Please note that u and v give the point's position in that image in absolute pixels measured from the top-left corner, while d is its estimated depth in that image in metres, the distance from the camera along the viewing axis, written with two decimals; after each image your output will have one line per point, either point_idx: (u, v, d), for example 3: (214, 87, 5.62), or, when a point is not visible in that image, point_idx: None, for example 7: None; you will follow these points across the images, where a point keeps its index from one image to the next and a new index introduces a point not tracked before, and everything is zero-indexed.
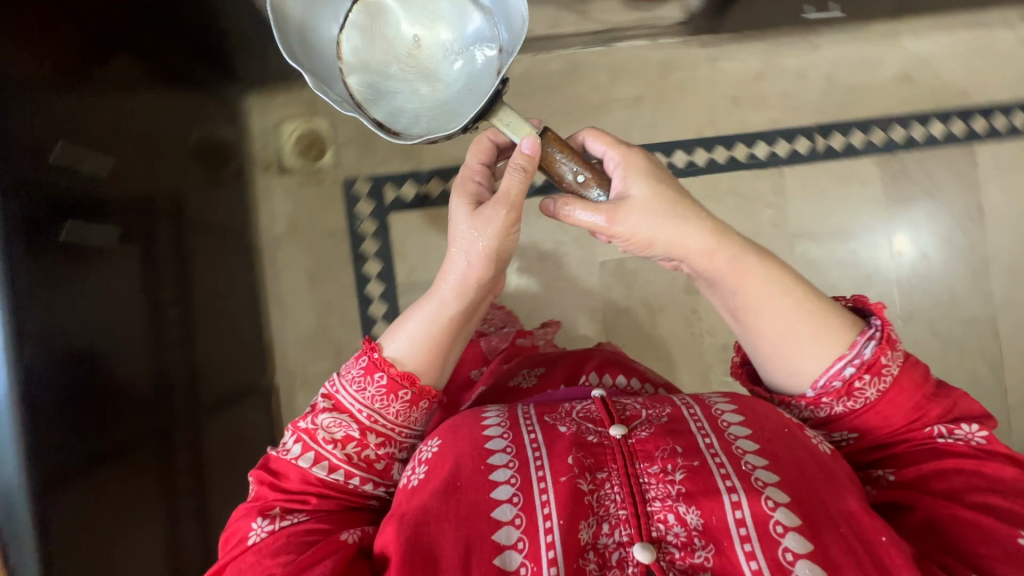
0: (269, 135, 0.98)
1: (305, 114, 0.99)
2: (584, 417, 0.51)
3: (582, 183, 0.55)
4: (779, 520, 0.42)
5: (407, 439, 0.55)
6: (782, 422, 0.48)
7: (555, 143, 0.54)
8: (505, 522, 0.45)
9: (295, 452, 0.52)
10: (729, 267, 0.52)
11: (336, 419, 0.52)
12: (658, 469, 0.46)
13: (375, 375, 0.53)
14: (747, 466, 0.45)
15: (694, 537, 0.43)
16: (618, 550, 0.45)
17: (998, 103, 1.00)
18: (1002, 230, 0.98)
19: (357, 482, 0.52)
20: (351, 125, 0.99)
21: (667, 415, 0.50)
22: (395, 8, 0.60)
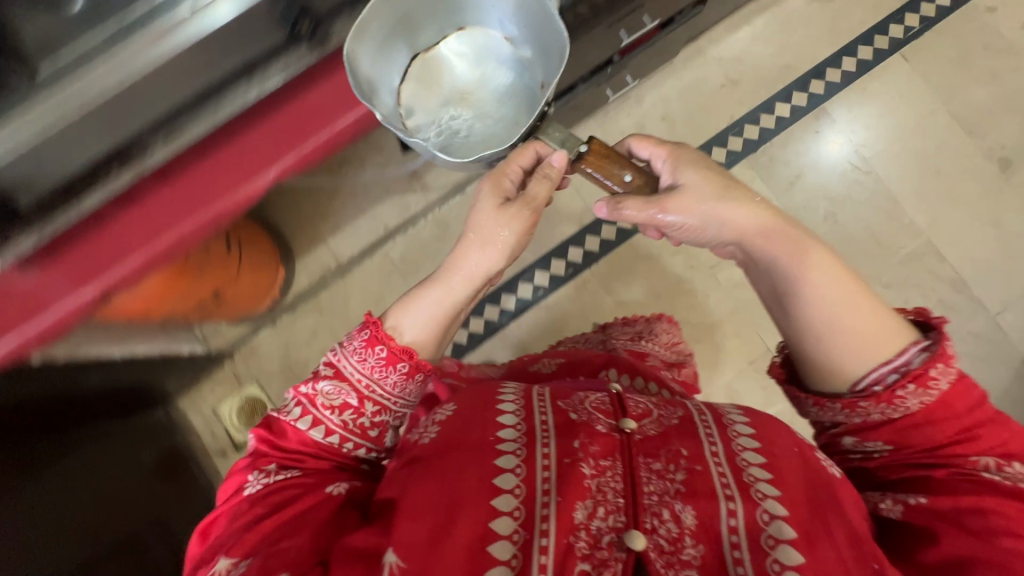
0: (212, 423, 1.10)
1: (234, 388, 1.11)
2: (596, 407, 0.52)
3: (628, 183, 0.57)
4: (773, 532, 0.42)
5: (401, 409, 0.58)
6: (794, 442, 0.47)
7: (597, 151, 0.55)
8: (506, 491, 0.46)
9: (294, 413, 0.55)
10: (789, 248, 0.52)
11: (336, 386, 0.55)
12: (660, 466, 0.47)
13: (376, 348, 0.56)
14: (749, 478, 0.44)
15: (686, 534, 0.43)
16: (610, 533, 0.44)
17: (820, 63, 1.22)
18: (883, 161, 1.19)
19: (351, 447, 0.56)
20: (277, 375, 1.12)
21: (678, 417, 0.51)
22: (443, 57, 0.64)
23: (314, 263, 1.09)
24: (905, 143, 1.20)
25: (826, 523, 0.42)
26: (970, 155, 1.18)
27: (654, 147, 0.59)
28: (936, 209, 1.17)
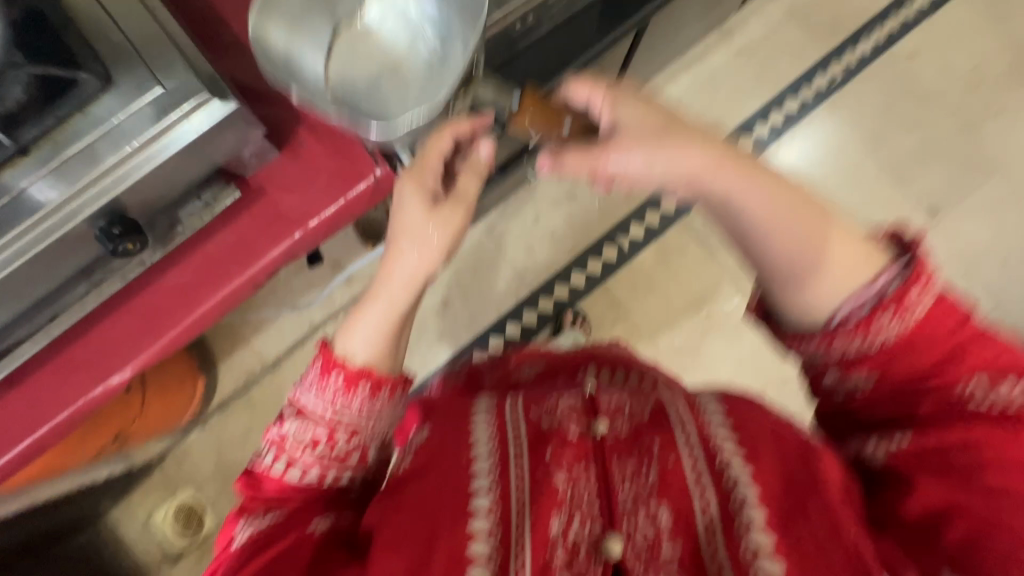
0: (146, 532, 1.06)
1: (167, 495, 1.07)
2: (568, 413, 0.52)
3: (568, 134, 0.50)
4: (748, 517, 0.40)
5: (376, 428, 0.55)
6: (765, 425, 0.47)
7: (525, 109, 0.49)
8: (480, 508, 0.44)
9: (268, 457, 0.53)
10: (737, 182, 0.45)
11: (302, 423, 0.53)
12: (634, 465, 0.46)
13: (331, 374, 0.53)
14: (722, 463, 0.44)
15: (663, 533, 0.42)
16: (589, 541, 0.43)
17: (772, 100, 1.22)
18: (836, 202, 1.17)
19: (333, 477, 0.54)
20: (212, 477, 1.08)
21: (651, 412, 0.50)
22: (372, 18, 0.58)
23: (239, 364, 1.09)
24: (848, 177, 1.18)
25: (802, 506, 0.40)
26: (898, 203, 1.18)
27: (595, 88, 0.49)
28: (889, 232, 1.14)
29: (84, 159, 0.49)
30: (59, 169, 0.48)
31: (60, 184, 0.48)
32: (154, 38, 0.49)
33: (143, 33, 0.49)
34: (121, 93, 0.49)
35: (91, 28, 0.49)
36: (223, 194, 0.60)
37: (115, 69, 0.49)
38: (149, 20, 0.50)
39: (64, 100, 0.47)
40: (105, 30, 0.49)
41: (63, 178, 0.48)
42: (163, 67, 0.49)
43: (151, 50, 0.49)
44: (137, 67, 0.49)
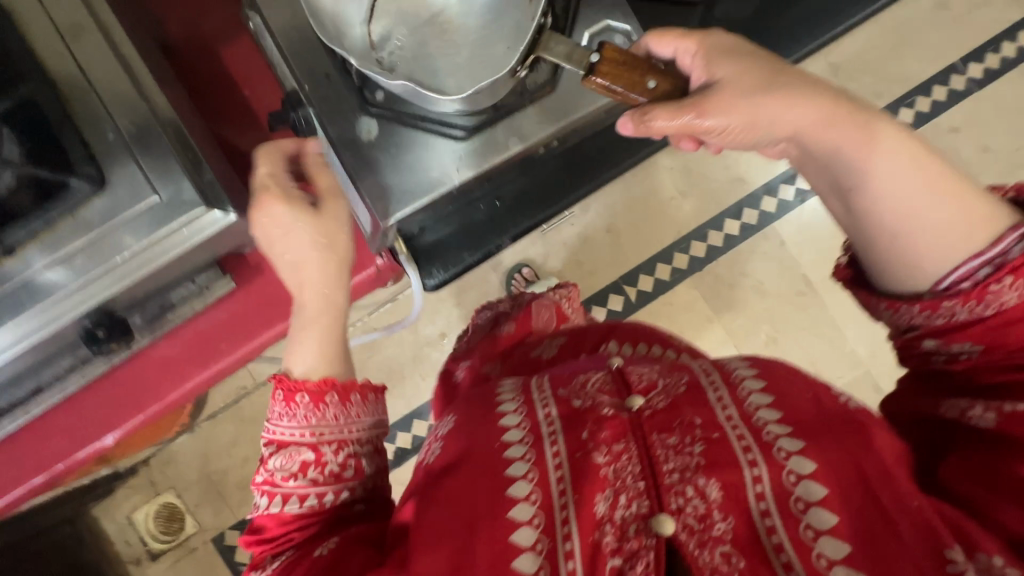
0: (126, 532, 1.09)
1: (149, 496, 1.10)
2: (599, 390, 0.51)
3: (653, 90, 0.55)
4: (801, 495, 0.39)
5: (360, 435, 0.55)
6: (806, 388, 0.45)
7: (609, 62, 0.55)
8: (521, 499, 0.44)
9: (263, 505, 0.51)
10: (853, 132, 0.45)
11: (285, 454, 0.51)
12: (676, 441, 0.44)
13: (296, 398, 0.53)
14: (769, 436, 0.42)
15: (714, 509, 0.40)
16: (636, 522, 0.42)
17: None
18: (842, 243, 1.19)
19: (333, 497, 0.51)
20: (196, 488, 1.10)
21: (685, 383, 0.48)
22: None
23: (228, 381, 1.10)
24: None
25: (859, 468, 0.39)
26: None
27: (680, 38, 0.55)
28: None
29: (90, 256, 0.50)
30: (70, 264, 0.50)
31: (67, 273, 0.51)
32: (152, 140, 0.51)
33: (135, 121, 0.51)
34: (113, 195, 0.50)
35: (93, 128, 0.51)
36: (208, 289, 0.64)
37: (109, 170, 0.50)
38: (144, 114, 0.51)
39: (56, 203, 0.49)
40: (106, 131, 0.51)
41: (70, 272, 0.51)
42: (160, 170, 0.51)
43: (146, 148, 0.51)
44: (133, 168, 0.50)
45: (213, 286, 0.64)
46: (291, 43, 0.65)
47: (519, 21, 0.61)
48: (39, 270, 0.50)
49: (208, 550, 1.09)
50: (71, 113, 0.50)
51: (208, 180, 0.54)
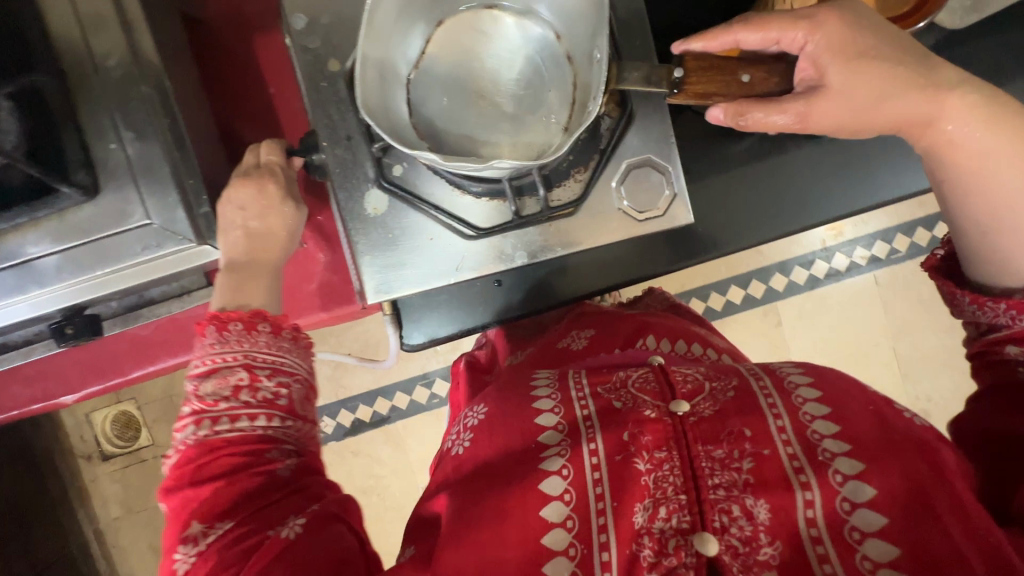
0: (83, 428, 1.14)
1: (111, 401, 1.14)
2: (640, 387, 0.48)
3: (748, 83, 0.51)
4: (857, 525, 0.37)
5: (296, 371, 0.54)
6: (867, 399, 0.42)
7: (698, 73, 0.51)
8: (555, 497, 0.43)
9: (190, 436, 0.49)
10: (969, 125, 0.47)
11: (217, 378, 0.50)
12: (723, 454, 0.41)
13: (229, 327, 0.52)
14: (825, 455, 0.39)
15: (761, 533, 0.38)
16: (675, 537, 0.40)
17: (863, 240, 1.21)
18: (837, 293, 1.22)
19: (267, 424, 0.50)
20: (156, 405, 1.14)
21: (733, 388, 0.45)
22: (447, 66, 0.59)
23: None
24: (869, 300, 1.22)
25: (925, 499, 0.36)
26: (896, 305, 1.22)
27: (786, 34, 0.50)
28: (857, 320, 1.22)
29: (76, 257, 0.53)
30: (63, 256, 0.52)
31: (60, 265, 0.53)
32: (151, 158, 0.52)
33: (141, 143, 0.52)
34: (104, 206, 0.52)
35: (97, 132, 0.52)
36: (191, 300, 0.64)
37: (104, 181, 0.52)
38: (152, 137, 0.52)
39: (44, 202, 0.50)
40: (109, 139, 0.52)
41: (62, 261, 0.52)
42: (152, 190, 0.52)
43: (147, 169, 0.52)
44: (128, 184, 0.52)
45: (194, 292, 0.64)
46: (317, 92, 0.59)
47: (563, 101, 0.59)
48: (30, 253, 0.52)
49: (156, 465, 1.15)
50: (77, 114, 0.51)
51: (204, 212, 0.56)
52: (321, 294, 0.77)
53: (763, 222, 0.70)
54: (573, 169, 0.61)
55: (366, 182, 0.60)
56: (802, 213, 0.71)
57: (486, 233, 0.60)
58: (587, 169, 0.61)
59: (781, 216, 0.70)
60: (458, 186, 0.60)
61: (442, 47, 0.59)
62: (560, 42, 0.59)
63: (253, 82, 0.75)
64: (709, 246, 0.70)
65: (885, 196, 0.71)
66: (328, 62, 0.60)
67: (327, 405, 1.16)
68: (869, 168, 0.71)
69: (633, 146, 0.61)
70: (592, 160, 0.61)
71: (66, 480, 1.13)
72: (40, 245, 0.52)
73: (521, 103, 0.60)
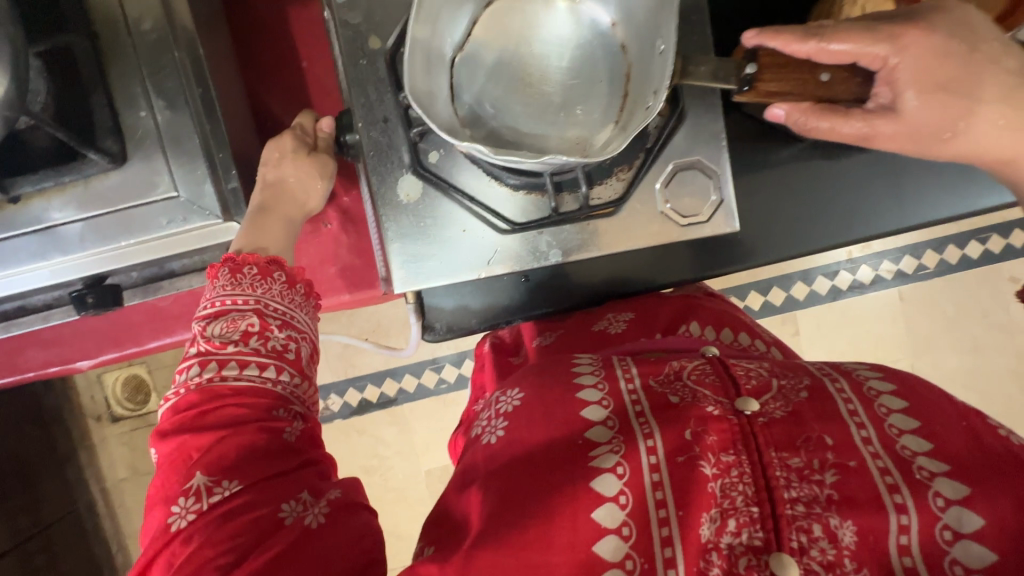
0: (94, 387, 1.14)
1: (122, 365, 1.12)
2: (698, 382, 0.46)
3: (826, 83, 0.43)
4: (957, 558, 0.35)
5: (306, 328, 0.52)
6: (957, 412, 0.39)
7: (774, 69, 0.43)
8: (607, 499, 0.40)
9: (194, 379, 0.46)
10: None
11: (226, 321, 0.48)
12: (801, 464, 0.39)
13: (242, 271, 0.50)
14: (922, 474, 0.37)
15: (845, 558, 0.36)
16: (746, 555, 0.38)
17: (891, 253, 1.19)
18: (862, 304, 1.19)
19: (276, 377, 0.48)
20: (164, 373, 1.13)
21: (805, 389, 0.43)
22: (494, 48, 0.55)
23: None
24: (893, 314, 1.19)
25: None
26: (920, 322, 1.19)
27: (866, 48, 0.42)
28: (880, 332, 1.19)
29: (104, 224, 0.50)
30: (87, 225, 0.50)
31: (87, 232, 0.50)
32: (179, 129, 0.50)
33: (169, 113, 0.49)
34: (132, 174, 0.49)
35: (126, 99, 0.49)
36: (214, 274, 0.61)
37: (132, 149, 0.49)
38: (183, 109, 0.49)
39: (70, 169, 0.48)
40: (138, 106, 0.49)
41: (85, 229, 0.50)
42: (181, 162, 0.50)
43: (176, 141, 0.50)
44: (155, 155, 0.50)
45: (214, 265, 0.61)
46: (355, 71, 0.56)
47: (614, 94, 0.55)
48: (54, 220, 0.50)
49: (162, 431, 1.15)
50: (108, 77, 0.49)
51: (232, 186, 0.53)
52: (346, 273, 0.74)
53: (804, 234, 0.65)
54: (616, 167, 0.56)
55: (400, 167, 0.56)
56: (850, 223, 0.65)
57: (521, 229, 0.56)
58: (631, 169, 0.56)
59: (829, 225, 0.65)
60: (495, 176, 0.56)
61: (490, 30, 0.55)
62: (614, 29, 0.55)
63: (285, 55, 0.72)
64: (748, 256, 0.65)
65: (937, 213, 0.65)
66: (369, 40, 0.56)
67: (336, 382, 1.14)
68: (921, 181, 0.65)
69: (681, 148, 0.56)
70: (638, 159, 0.56)
71: (75, 438, 1.11)
72: (68, 208, 0.49)
73: (571, 92, 0.55)
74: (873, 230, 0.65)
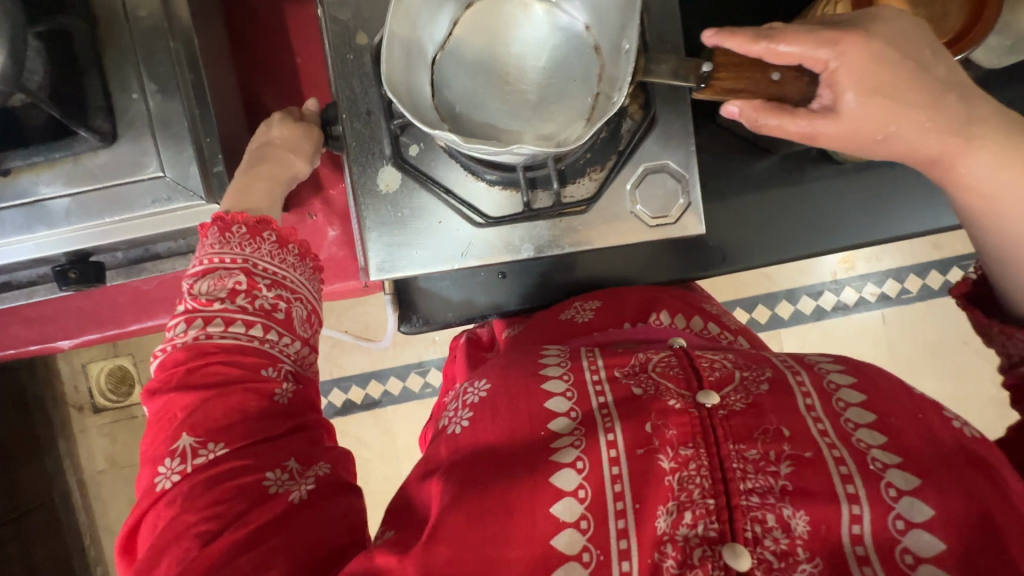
0: (79, 378, 1.10)
1: (108, 354, 1.10)
2: (663, 373, 0.45)
3: (777, 83, 0.40)
4: (909, 547, 0.35)
5: (298, 289, 0.51)
6: (913, 404, 0.39)
7: (727, 68, 0.41)
8: (567, 494, 0.39)
9: (182, 338, 0.46)
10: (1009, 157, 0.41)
11: (212, 278, 0.47)
12: (757, 455, 0.39)
13: (231, 229, 0.49)
14: (876, 465, 0.36)
15: (798, 547, 0.36)
16: (701, 546, 0.38)
17: (875, 277, 1.18)
18: (848, 322, 1.19)
19: (263, 334, 0.47)
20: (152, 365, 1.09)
21: (767, 379, 0.43)
22: (473, 46, 0.53)
23: None
24: (879, 333, 1.19)
25: (992, 527, 0.34)
26: (908, 342, 1.18)
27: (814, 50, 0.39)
28: (866, 349, 1.18)
29: (89, 200, 0.50)
30: (74, 202, 0.50)
31: (75, 206, 0.50)
32: (169, 114, 0.49)
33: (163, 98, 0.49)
34: (122, 152, 0.49)
35: (120, 80, 0.49)
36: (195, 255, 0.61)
37: (123, 127, 0.49)
38: (173, 92, 0.49)
39: (62, 146, 0.48)
40: (130, 88, 0.49)
41: (72, 207, 0.50)
42: (169, 146, 0.50)
43: (165, 124, 0.49)
44: (145, 137, 0.49)
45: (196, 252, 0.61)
46: (343, 66, 0.54)
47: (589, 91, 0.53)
48: (41, 196, 0.49)
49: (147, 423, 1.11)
50: (104, 60, 0.49)
51: (217, 170, 0.53)
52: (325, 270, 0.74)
53: (776, 243, 0.65)
54: (588, 166, 0.52)
55: (380, 159, 0.54)
56: (821, 234, 0.64)
57: (494, 223, 0.52)
58: (604, 170, 0.52)
59: (799, 236, 0.65)
60: (473, 172, 0.53)
61: (471, 31, 0.53)
62: (587, 32, 0.53)
63: (280, 52, 0.72)
64: (720, 261, 0.65)
65: (906, 229, 0.64)
66: (357, 35, 0.54)
67: (321, 382, 1.13)
68: (892, 197, 0.64)
69: (651, 150, 0.53)
70: (611, 161, 0.52)
71: (55, 427, 1.10)
72: (57, 182, 0.49)
73: (547, 90, 0.53)
74: (842, 241, 0.65)
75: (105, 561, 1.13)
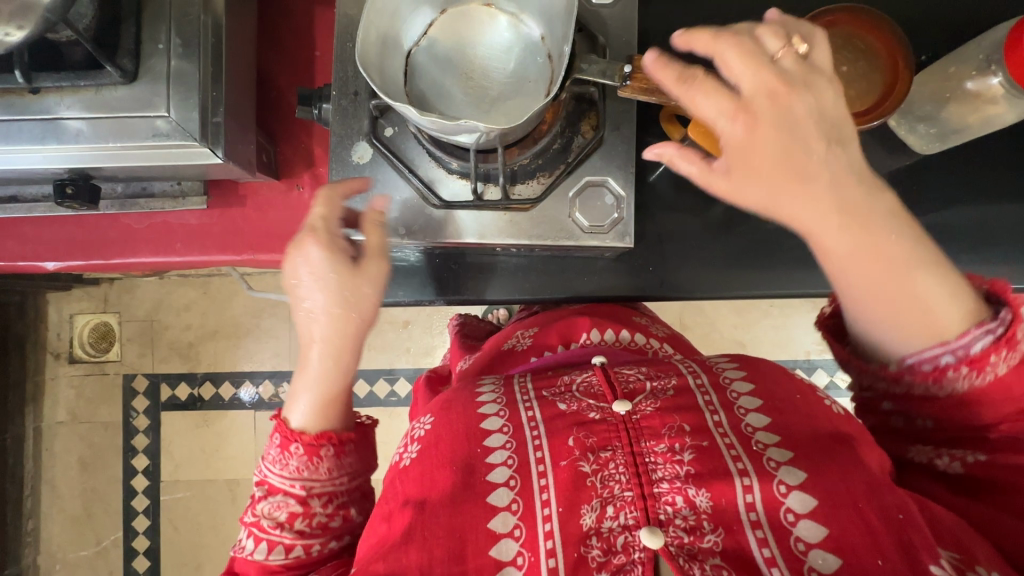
0: (63, 326, 1.13)
1: (98, 309, 1.14)
2: (584, 392, 0.47)
3: None
4: (791, 507, 0.39)
5: (351, 488, 0.54)
6: (794, 388, 0.45)
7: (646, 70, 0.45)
8: (502, 508, 0.42)
9: (251, 552, 0.51)
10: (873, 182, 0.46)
11: (274, 501, 0.51)
12: (665, 448, 0.42)
13: (291, 448, 0.51)
14: (758, 446, 0.42)
15: (704, 521, 0.40)
16: (624, 533, 0.41)
17: None
18: None
19: (319, 549, 0.51)
20: (136, 324, 1.13)
21: (673, 386, 0.46)
22: (445, 47, 0.52)
23: None
24: None
25: (850, 490, 0.38)
26: None
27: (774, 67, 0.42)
28: None
29: (105, 127, 0.45)
30: (89, 125, 0.45)
31: (87, 130, 0.46)
32: (187, 75, 0.46)
33: (195, 51, 0.46)
34: (139, 93, 0.45)
35: (150, 28, 0.46)
36: (183, 202, 0.60)
37: (145, 70, 0.46)
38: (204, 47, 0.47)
39: (86, 74, 0.45)
40: (157, 38, 0.46)
41: (85, 132, 0.46)
42: (183, 97, 0.46)
43: (178, 74, 0.46)
44: (162, 82, 0.46)
45: (188, 197, 0.60)
46: (342, 52, 0.54)
47: (539, 89, 0.50)
48: (59, 116, 0.45)
49: (115, 382, 1.14)
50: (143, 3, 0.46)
51: (217, 121, 0.48)
52: None
53: (727, 277, 0.66)
54: (539, 170, 0.56)
55: (357, 134, 0.55)
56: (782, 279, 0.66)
57: (447, 207, 0.54)
58: (552, 176, 0.57)
59: (764, 277, 0.66)
60: (437, 158, 0.54)
61: (447, 34, 0.52)
62: (543, 42, 0.51)
63: None
64: (678, 291, 0.66)
65: None
66: None
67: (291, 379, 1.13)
68: None
69: (595, 165, 0.58)
70: (559, 169, 0.57)
71: (28, 369, 1.13)
72: (79, 101, 0.45)
73: (503, 87, 0.51)
74: (791, 288, 0.66)
75: (39, 516, 1.13)
